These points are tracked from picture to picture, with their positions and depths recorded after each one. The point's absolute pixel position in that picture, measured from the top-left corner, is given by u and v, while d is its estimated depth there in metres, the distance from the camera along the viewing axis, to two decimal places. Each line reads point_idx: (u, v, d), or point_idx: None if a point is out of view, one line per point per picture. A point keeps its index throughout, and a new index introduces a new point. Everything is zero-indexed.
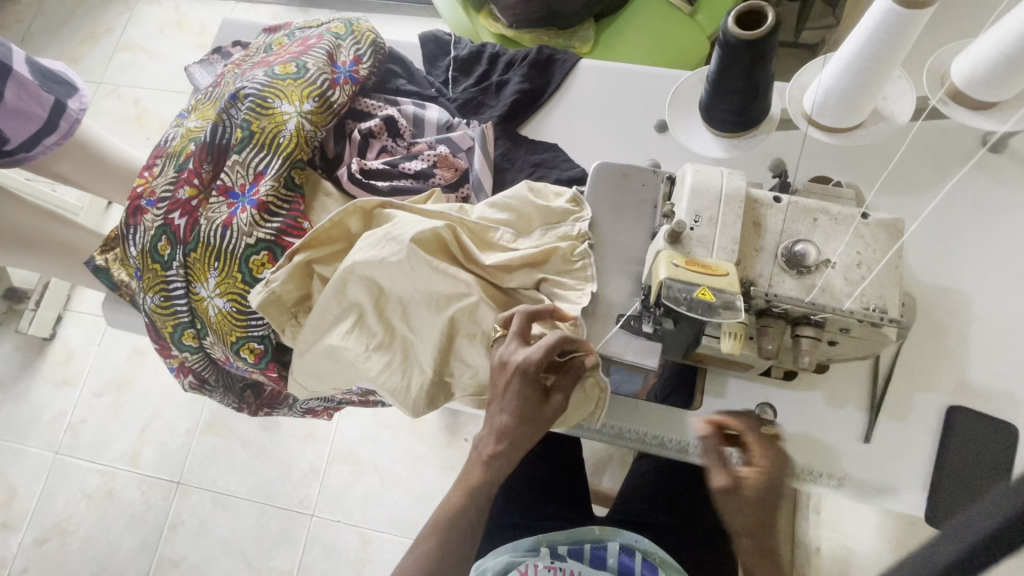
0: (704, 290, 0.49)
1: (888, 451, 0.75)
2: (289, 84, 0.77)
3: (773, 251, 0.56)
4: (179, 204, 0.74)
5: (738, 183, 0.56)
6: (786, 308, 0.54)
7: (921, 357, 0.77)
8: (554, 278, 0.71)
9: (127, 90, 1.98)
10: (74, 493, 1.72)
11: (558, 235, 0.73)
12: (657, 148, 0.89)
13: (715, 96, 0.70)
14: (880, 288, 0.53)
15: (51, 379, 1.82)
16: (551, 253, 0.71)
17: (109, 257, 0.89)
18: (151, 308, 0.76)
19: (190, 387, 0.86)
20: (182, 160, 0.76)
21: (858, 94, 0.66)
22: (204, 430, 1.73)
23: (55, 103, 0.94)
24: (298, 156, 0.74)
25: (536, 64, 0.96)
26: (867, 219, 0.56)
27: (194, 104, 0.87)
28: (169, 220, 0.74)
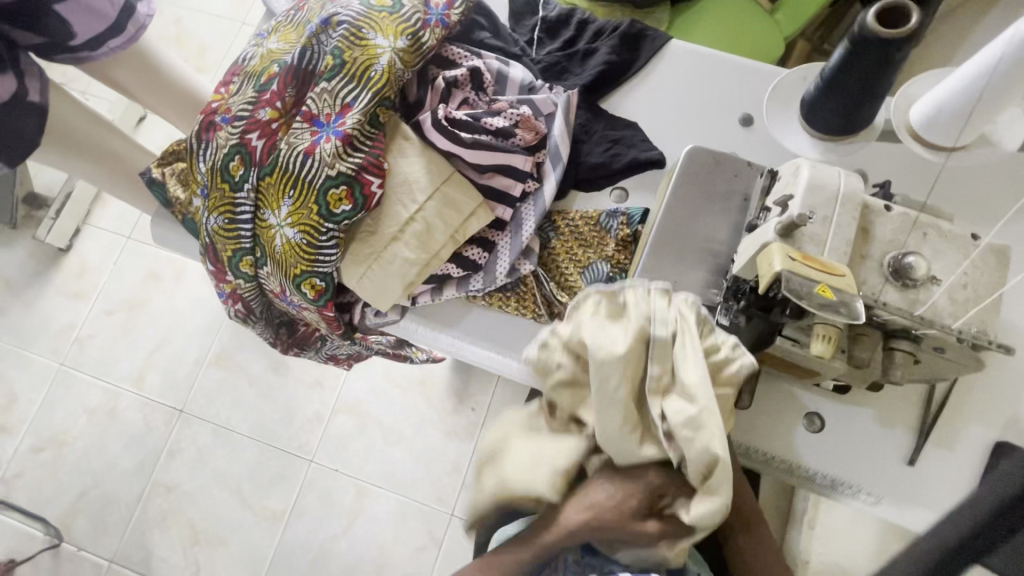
0: (824, 288, 0.47)
1: (931, 478, 0.75)
2: (384, 17, 0.74)
3: (878, 261, 0.54)
4: (258, 125, 0.71)
5: (856, 185, 0.54)
6: (886, 319, 0.53)
7: (977, 390, 0.77)
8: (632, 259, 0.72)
9: (169, 7, 1.92)
10: (75, 406, 1.71)
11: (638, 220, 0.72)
12: (740, 142, 0.86)
13: (827, 91, 0.68)
14: (984, 313, 0.52)
15: (63, 291, 1.80)
16: None
17: (166, 170, 0.87)
18: (214, 229, 0.75)
19: (234, 316, 0.85)
20: (264, 81, 0.74)
21: (974, 114, 0.64)
22: (212, 363, 1.72)
23: (126, 4, 0.90)
24: (386, 94, 0.71)
25: (626, 38, 0.93)
26: (978, 242, 0.55)
27: (275, 24, 0.84)
28: (245, 139, 0.71)
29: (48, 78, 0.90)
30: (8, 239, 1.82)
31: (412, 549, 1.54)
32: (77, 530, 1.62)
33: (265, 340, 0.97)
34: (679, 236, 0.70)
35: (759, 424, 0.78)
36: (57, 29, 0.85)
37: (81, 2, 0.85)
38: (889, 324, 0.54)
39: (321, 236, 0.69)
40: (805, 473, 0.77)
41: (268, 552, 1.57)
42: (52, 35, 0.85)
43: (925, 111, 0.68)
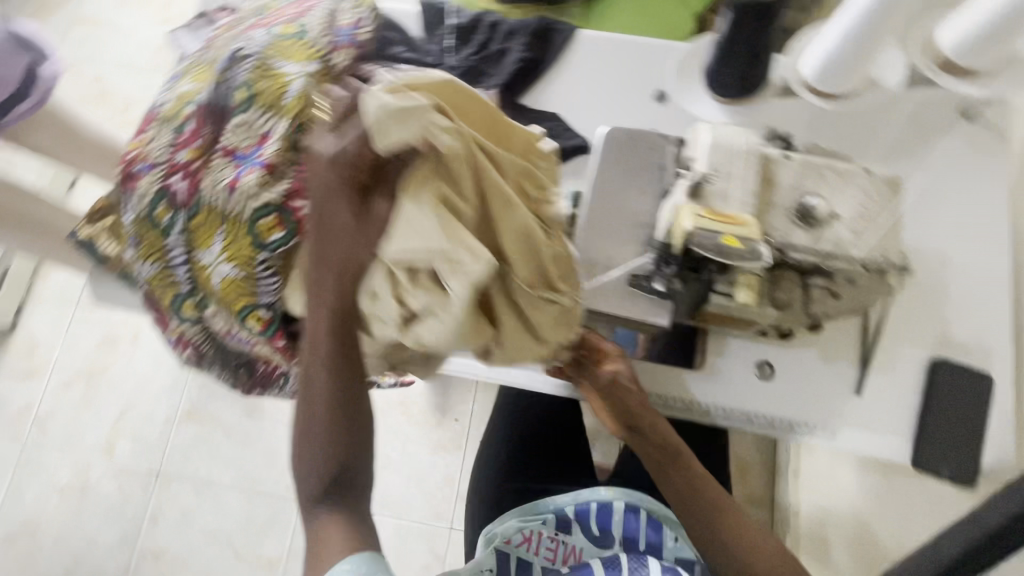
0: (729, 238, 0.50)
1: (878, 403, 0.80)
2: (292, 45, 0.75)
3: (785, 207, 0.58)
4: (179, 167, 0.71)
5: (752, 140, 0.58)
6: (800, 260, 0.57)
7: (907, 313, 0.82)
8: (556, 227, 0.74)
9: (87, 66, 1.87)
10: (45, 488, 1.64)
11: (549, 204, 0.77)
12: (658, 118, 0.90)
13: (721, 59, 0.73)
14: (883, 240, 0.57)
15: (15, 371, 1.72)
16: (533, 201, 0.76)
17: (94, 228, 0.84)
18: (149, 277, 0.75)
19: (185, 362, 0.85)
20: (179, 123, 0.74)
21: (856, 60, 0.69)
22: (184, 419, 1.67)
23: (27, 68, 0.89)
24: (304, 119, 0.70)
25: (537, 33, 0.96)
26: (871, 175, 0.59)
27: (186, 67, 0.84)
28: (168, 183, 0.71)
29: None
30: None
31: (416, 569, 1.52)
32: None
33: (225, 382, 0.91)
34: (610, 211, 0.72)
35: (715, 381, 0.81)
36: None
37: None
38: (802, 263, 0.57)
39: (258, 267, 0.69)
40: (766, 420, 0.80)
41: None
42: None
43: (814, 64, 0.73)
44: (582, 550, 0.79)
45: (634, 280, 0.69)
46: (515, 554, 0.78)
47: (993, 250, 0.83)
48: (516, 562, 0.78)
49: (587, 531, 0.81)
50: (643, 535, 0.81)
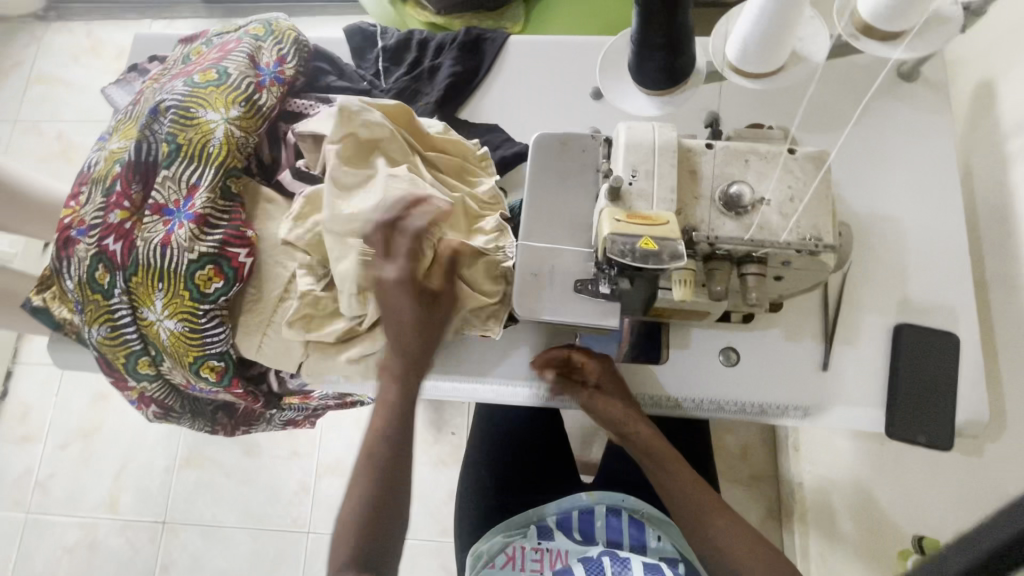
0: (647, 240, 0.50)
1: (847, 375, 0.79)
2: (212, 91, 0.75)
3: (710, 197, 0.57)
4: (112, 228, 0.71)
5: (669, 134, 0.58)
6: (729, 249, 0.56)
7: (865, 281, 0.81)
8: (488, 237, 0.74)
9: (46, 125, 1.87)
10: (54, 550, 1.64)
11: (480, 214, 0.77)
12: (596, 115, 0.90)
13: (641, 55, 0.71)
14: (813, 218, 0.55)
15: (11, 437, 1.72)
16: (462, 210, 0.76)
17: (47, 295, 0.85)
18: (99, 341, 0.74)
19: (155, 418, 0.84)
20: (109, 183, 0.73)
21: (774, 37, 0.68)
22: (183, 465, 1.67)
23: None
24: (232, 164, 0.72)
25: (466, 46, 0.96)
26: (794, 154, 0.58)
27: (115, 125, 0.83)
28: (103, 246, 0.71)
29: None
30: None
31: None
32: None
33: (203, 431, 0.90)
34: (547, 220, 0.72)
35: (681, 372, 0.81)
36: None
37: None
38: (734, 252, 0.57)
39: (200, 319, 0.69)
40: (736, 407, 0.80)
41: None
42: None
43: (736, 46, 0.72)
44: (565, 553, 0.79)
45: (579, 284, 0.69)
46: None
47: (946, 206, 0.82)
48: None
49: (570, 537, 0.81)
50: (626, 535, 0.81)
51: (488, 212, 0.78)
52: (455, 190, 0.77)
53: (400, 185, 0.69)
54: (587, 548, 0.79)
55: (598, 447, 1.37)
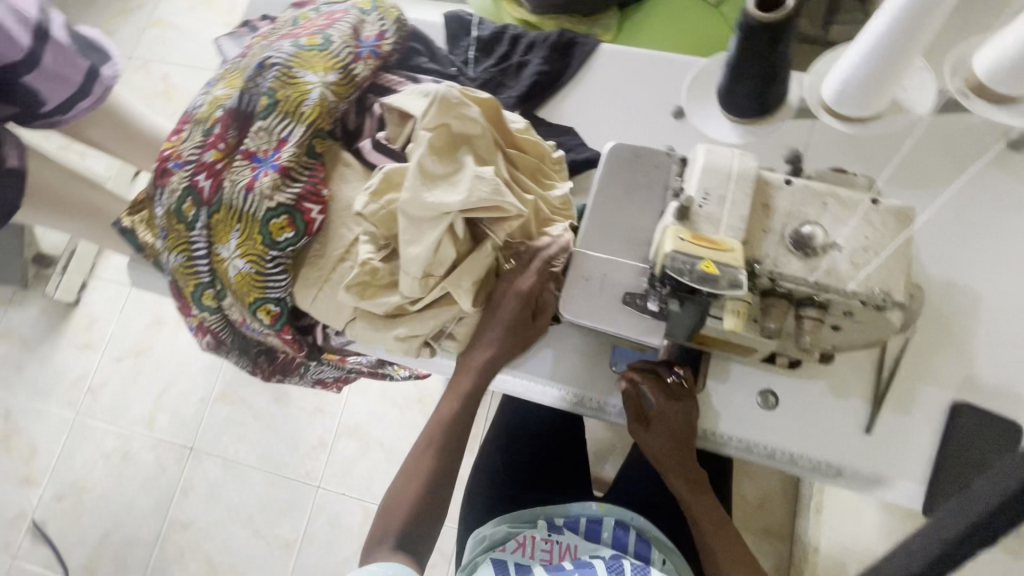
0: (708, 263, 0.50)
1: (889, 443, 0.75)
2: (314, 55, 0.79)
3: (780, 233, 0.56)
4: (205, 166, 0.77)
5: (749, 164, 0.57)
6: (790, 288, 0.55)
7: (927, 350, 0.77)
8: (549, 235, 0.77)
9: (156, 65, 2.02)
10: (92, 452, 1.77)
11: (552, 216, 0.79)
12: (673, 134, 0.89)
13: (733, 80, 0.70)
14: (885, 273, 0.53)
15: (74, 343, 1.87)
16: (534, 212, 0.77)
17: (136, 218, 0.92)
18: (175, 266, 0.80)
19: (207, 347, 0.90)
20: (209, 125, 0.79)
21: (877, 82, 0.66)
22: (218, 399, 1.78)
23: (89, 69, 0.98)
24: (320, 125, 0.77)
25: (557, 47, 0.97)
26: (876, 205, 0.56)
27: (222, 73, 0.90)
28: (194, 181, 0.77)
29: (24, 145, 0.98)
30: (20, 299, 1.90)
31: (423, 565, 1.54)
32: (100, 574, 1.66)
33: (244, 370, 0.95)
34: (609, 231, 0.72)
35: (714, 404, 0.79)
36: (27, 98, 0.92)
37: (47, 72, 0.92)
38: (795, 292, 0.55)
39: (267, 263, 0.73)
40: (764, 451, 0.77)
41: None
42: (24, 104, 0.93)
43: (834, 85, 0.69)
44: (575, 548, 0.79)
45: (628, 297, 0.69)
46: (511, 559, 0.76)
47: None
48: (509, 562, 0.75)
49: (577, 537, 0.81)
50: (633, 546, 0.80)
51: (558, 218, 0.80)
52: (529, 190, 0.79)
53: (485, 188, 0.66)
54: (595, 548, 0.79)
55: (611, 465, 1.36)
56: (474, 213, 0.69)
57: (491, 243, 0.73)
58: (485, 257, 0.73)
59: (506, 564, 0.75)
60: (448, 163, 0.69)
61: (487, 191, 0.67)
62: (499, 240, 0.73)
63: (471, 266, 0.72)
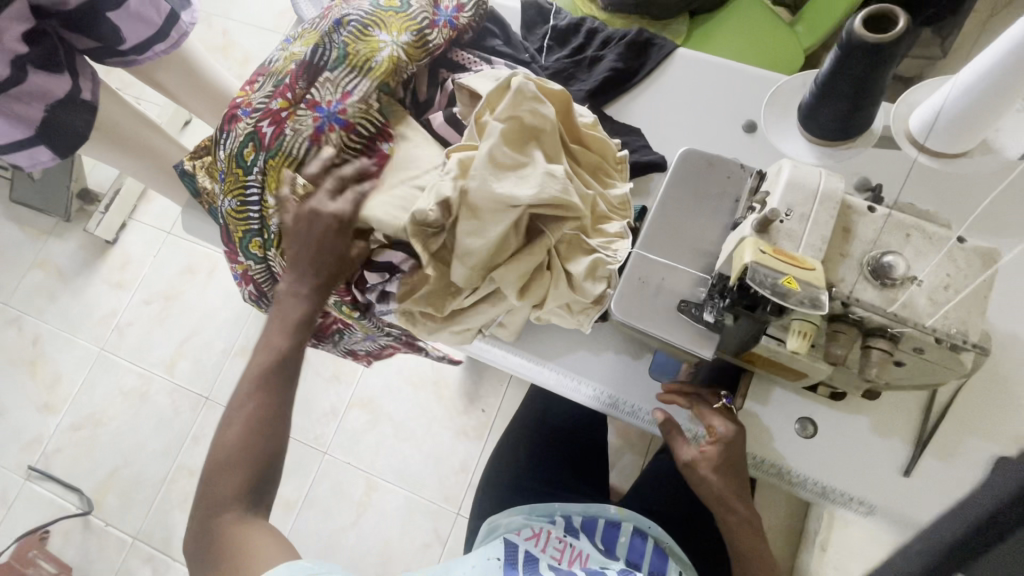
0: (790, 279, 0.49)
1: (926, 488, 0.73)
2: (390, 16, 0.80)
3: (858, 260, 0.55)
4: (270, 114, 0.78)
5: (835, 185, 0.56)
6: (862, 315, 0.54)
7: (979, 401, 0.74)
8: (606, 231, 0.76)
9: (218, 20, 2.04)
10: (112, 388, 1.80)
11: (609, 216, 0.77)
12: (743, 147, 0.88)
13: (820, 100, 0.68)
14: (965, 313, 0.52)
15: (107, 280, 1.91)
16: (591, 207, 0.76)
17: (197, 163, 0.94)
18: (228, 211, 0.83)
19: (248, 298, 0.92)
20: (281, 77, 0.80)
21: (970, 122, 0.64)
22: (238, 353, 1.80)
23: (170, 13, 0.99)
24: (387, 84, 0.78)
25: (634, 46, 0.95)
26: (962, 244, 0.54)
27: (299, 32, 0.90)
28: (258, 127, 0.78)
29: (99, 79, 0.99)
30: (62, 231, 1.95)
31: (418, 545, 1.55)
32: (105, 507, 1.69)
33: None
34: (668, 239, 0.71)
35: (751, 424, 0.78)
36: (109, 34, 0.94)
37: (132, 12, 0.93)
38: (866, 320, 0.54)
39: None
40: (795, 478, 0.76)
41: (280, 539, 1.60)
42: (105, 40, 0.95)
43: (924, 118, 0.68)
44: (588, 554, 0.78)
45: (683, 305, 0.68)
46: (522, 545, 0.76)
47: None
48: (521, 548, 0.75)
49: (593, 543, 0.80)
50: (648, 560, 0.80)
51: (614, 216, 0.78)
52: (588, 185, 0.78)
53: (556, 188, 0.67)
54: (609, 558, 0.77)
55: (619, 473, 1.35)
56: (538, 210, 0.68)
57: (544, 242, 0.70)
58: (536, 255, 0.70)
59: (517, 548, 0.75)
60: (518, 155, 0.69)
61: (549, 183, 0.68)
62: (552, 242, 0.71)
63: (519, 263, 0.70)
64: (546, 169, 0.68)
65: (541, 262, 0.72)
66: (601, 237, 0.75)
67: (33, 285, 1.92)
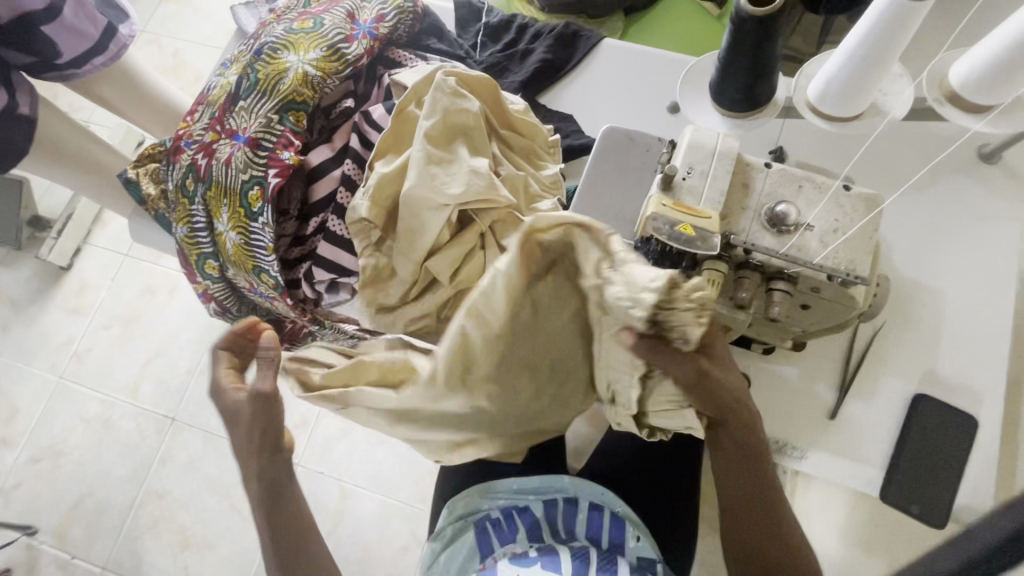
0: (687, 226, 0.54)
1: (853, 428, 0.78)
2: (302, 37, 0.84)
3: (756, 211, 0.60)
4: (203, 147, 0.84)
5: (731, 144, 0.61)
6: (762, 260, 0.59)
7: (893, 344, 0.81)
8: (542, 210, 0.80)
9: (167, 40, 2.00)
10: (72, 418, 1.67)
11: (534, 202, 0.81)
12: (667, 127, 0.93)
13: (725, 75, 0.74)
14: (851, 252, 0.57)
15: (62, 308, 1.78)
16: (519, 189, 0.80)
17: (140, 171, 0.95)
18: (181, 237, 0.88)
19: (212, 314, 0.98)
20: (213, 109, 0.85)
21: (858, 84, 0.70)
22: (203, 370, 1.69)
23: (108, 26, 1.00)
24: (295, 99, 0.81)
25: (562, 38, 1.00)
26: (848, 191, 0.60)
27: (235, 55, 0.91)
28: (194, 160, 0.84)
29: (37, 94, 1.00)
30: (13, 261, 1.82)
31: (396, 549, 1.49)
32: (71, 539, 1.57)
33: (251, 335, 1.01)
34: (595, 208, 0.75)
35: None
36: (45, 49, 0.94)
37: (66, 25, 0.94)
38: (767, 265, 0.59)
39: (251, 233, 0.80)
40: None
41: (254, 556, 1.51)
42: (42, 55, 0.95)
43: (818, 86, 0.74)
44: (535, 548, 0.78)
45: None
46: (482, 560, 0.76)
47: (993, 293, 0.82)
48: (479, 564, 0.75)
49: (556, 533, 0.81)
50: (606, 533, 0.80)
51: (546, 195, 0.82)
52: (520, 168, 0.83)
53: (481, 183, 0.73)
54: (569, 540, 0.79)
55: None
56: (471, 205, 0.74)
57: (476, 229, 0.76)
58: (467, 243, 0.75)
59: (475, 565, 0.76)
60: (446, 152, 0.74)
61: (483, 185, 0.73)
62: (484, 228, 0.76)
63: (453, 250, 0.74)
64: (471, 165, 0.74)
65: (474, 245, 0.76)
66: (535, 216, 0.80)
67: None
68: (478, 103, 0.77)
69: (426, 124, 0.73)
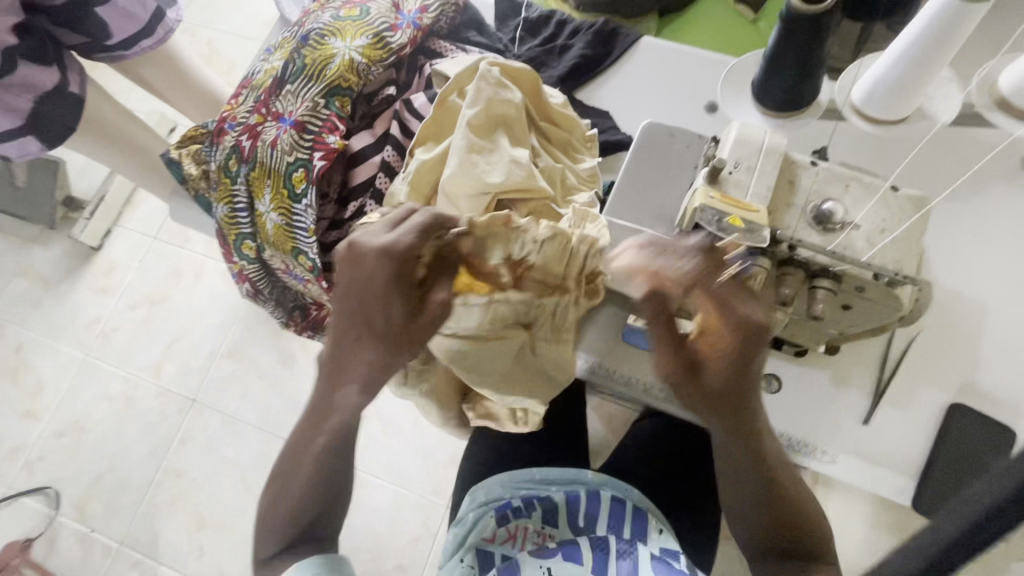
0: (735, 218, 0.56)
1: (885, 435, 0.77)
2: (349, 24, 0.86)
3: (802, 208, 0.60)
4: (248, 129, 0.85)
5: (779, 141, 0.61)
6: (808, 257, 0.59)
7: (928, 352, 0.80)
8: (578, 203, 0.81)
9: (203, 30, 2.04)
10: (97, 394, 1.71)
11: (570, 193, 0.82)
12: (704, 126, 0.93)
13: (770, 73, 0.73)
14: (897, 253, 0.57)
15: (91, 287, 1.82)
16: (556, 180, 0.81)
17: (182, 151, 0.97)
18: (221, 216, 0.90)
19: (245, 295, 1.00)
20: (259, 92, 0.87)
21: (905, 86, 0.69)
22: (225, 354, 1.71)
23: (156, 10, 1.03)
24: (340, 84, 0.83)
25: (600, 34, 1.01)
26: (895, 191, 0.59)
27: (281, 40, 0.93)
28: (239, 141, 0.86)
29: (86, 74, 1.02)
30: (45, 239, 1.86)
31: (408, 539, 1.50)
32: (91, 513, 1.60)
33: (279, 321, 1.04)
34: (634, 201, 0.75)
35: None
36: (97, 30, 0.97)
37: (119, 8, 0.97)
38: (811, 262, 0.59)
39: (293, 214, 0.82)
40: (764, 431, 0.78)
41: None
42: (94, 36, 0.98)
43: (864, 88, 0.73)
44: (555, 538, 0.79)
45: None
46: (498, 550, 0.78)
47: None
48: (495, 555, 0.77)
49: (573, 520, 0.81)
50: (628, 525, 0.80)
51: (583, 187, 0.83)
52: (557, 160, 0.84)
53: (520, 172, 0.73)
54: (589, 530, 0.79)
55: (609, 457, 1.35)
56: (509, 193, 0.75)
57: None
58: None
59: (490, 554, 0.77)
60: (487, 141, 0.75)
61: (522, 174, 0.73)
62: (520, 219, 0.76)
63: None
64: (512, 155, 0.74)
65: None
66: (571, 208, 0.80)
67: (14, 293, 1.83)
68: (520, 94, 0.78)
69: (469, 113, 0.75)
